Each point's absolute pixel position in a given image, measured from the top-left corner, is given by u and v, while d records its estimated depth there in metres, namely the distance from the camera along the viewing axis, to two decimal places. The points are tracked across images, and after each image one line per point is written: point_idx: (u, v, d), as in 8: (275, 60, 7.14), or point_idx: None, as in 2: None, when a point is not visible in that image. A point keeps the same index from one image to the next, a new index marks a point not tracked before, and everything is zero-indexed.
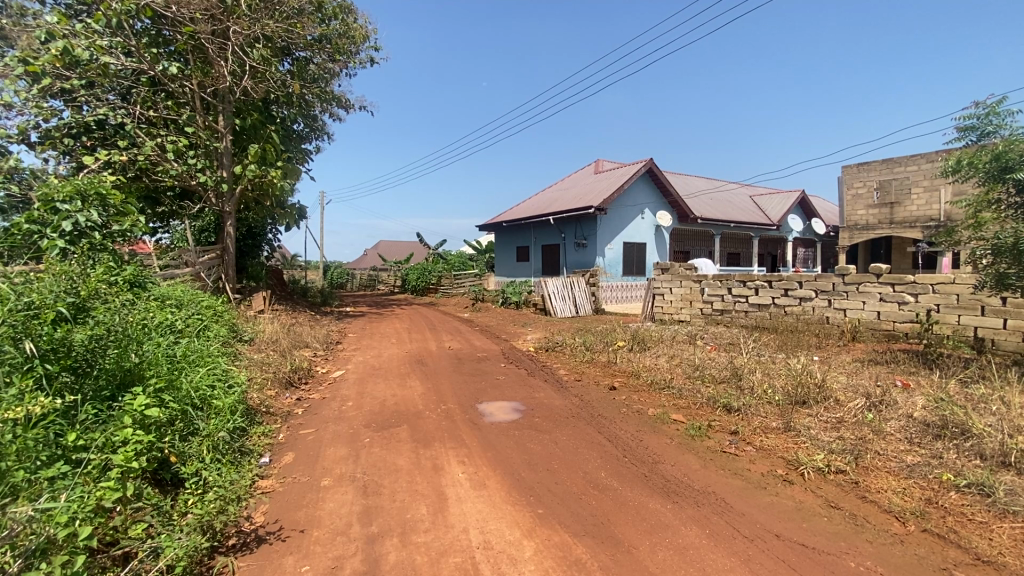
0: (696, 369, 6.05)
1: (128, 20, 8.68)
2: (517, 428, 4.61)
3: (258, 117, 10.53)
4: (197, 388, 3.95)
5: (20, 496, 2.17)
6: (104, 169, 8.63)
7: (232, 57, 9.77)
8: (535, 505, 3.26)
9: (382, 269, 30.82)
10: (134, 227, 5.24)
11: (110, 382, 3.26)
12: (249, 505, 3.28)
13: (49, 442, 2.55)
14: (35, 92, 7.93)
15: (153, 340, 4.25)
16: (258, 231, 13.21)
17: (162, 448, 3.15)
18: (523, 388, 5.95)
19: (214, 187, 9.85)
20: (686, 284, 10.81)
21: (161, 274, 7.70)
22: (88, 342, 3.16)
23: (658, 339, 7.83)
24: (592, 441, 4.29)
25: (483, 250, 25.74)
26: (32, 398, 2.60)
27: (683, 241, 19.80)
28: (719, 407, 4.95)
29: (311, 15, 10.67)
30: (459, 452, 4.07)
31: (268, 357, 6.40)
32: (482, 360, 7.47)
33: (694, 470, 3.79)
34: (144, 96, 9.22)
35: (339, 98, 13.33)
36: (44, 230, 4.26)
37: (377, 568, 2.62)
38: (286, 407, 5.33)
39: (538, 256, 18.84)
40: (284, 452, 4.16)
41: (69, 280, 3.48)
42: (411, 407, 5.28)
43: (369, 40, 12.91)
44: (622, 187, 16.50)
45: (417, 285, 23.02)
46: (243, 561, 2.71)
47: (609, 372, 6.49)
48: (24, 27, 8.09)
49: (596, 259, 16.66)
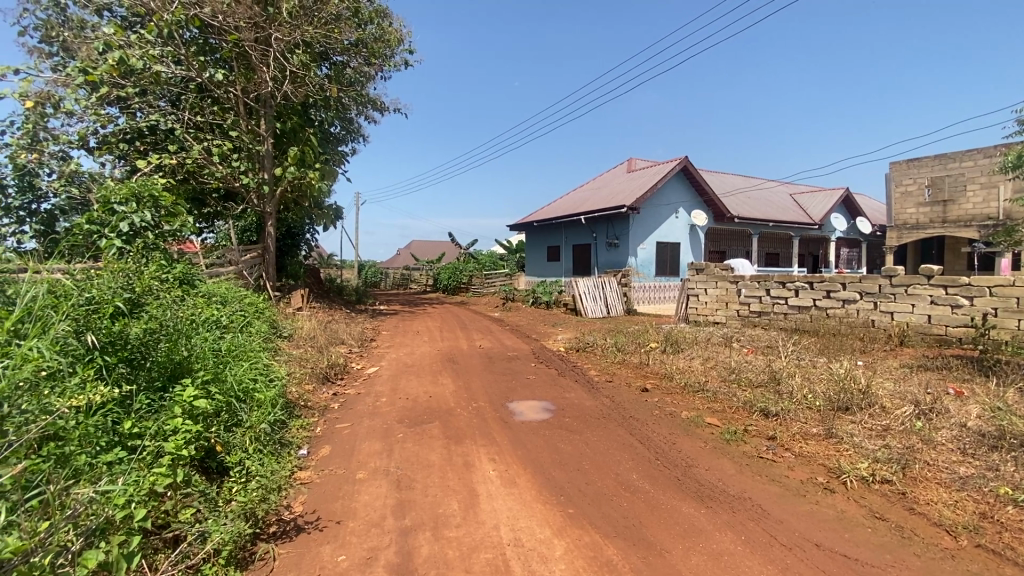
0: (732, 373, 5.89)
1: (177, 30, 9.14)
2: (547, 427, 4.61)
3: (297, 120, 10.89)
4: (241, 381, 4.12)
5: (82, 478, 2.35)
6: (156, 172, 9.11)
7: (273, 63, 10.08)
8: (566, 505, 3.25)
9: (415, 267, 31.27)
10: (184, 228, 5.51)
11: (162, 373, 3.45)
12: (288, 495, 3.40)
13: (107, 428, 2.72)
14: (93, 100, 8.41)
15: (201, 335, 4.45)
16: (297, 231, 13.62)
17: (209, 437, 3.30)
18: (553, 388, 5.94)
19: (255, 188, 10.26)
20: (722, 285, 10.51)
21: (208, 271, 8.03)
22: (143, 336, 3.35)
23: (693, 340, 7.69)
24: (623, 443, 4.25)
25: (514, 250, 25.70)
26: (93, 386, 2.79)
27: (719, 241, 19.28)
28: (756, 412, 4.83)
29: (349, 19, 10.92)
30: (489, 451, 4.09)
31: (306, 353, 6.61)
32: (513, 360, 7.48)
33: (729, 476, 3.70)
34: (192, 102, 9.68)
35: (374, 100, 13.55)
36: (102, 230, 4.62)
37: (410, 561, 2.67)
38: (323, 401, 5.51)
39: (569, 255, 18.75)
40: (322, 445, 4.30)
41: (125, 277, 3.68)
42: (443, 405, 5.34)
43: (404, 43, 13.10)
44: (656, 186, 16.19)
45: (449, 284, 23.27)
46: (283, 549, 2.81)
47: (641, 374, 6.41)
48: (83, 40, 8.65)
49: (628, 259, 16.43)
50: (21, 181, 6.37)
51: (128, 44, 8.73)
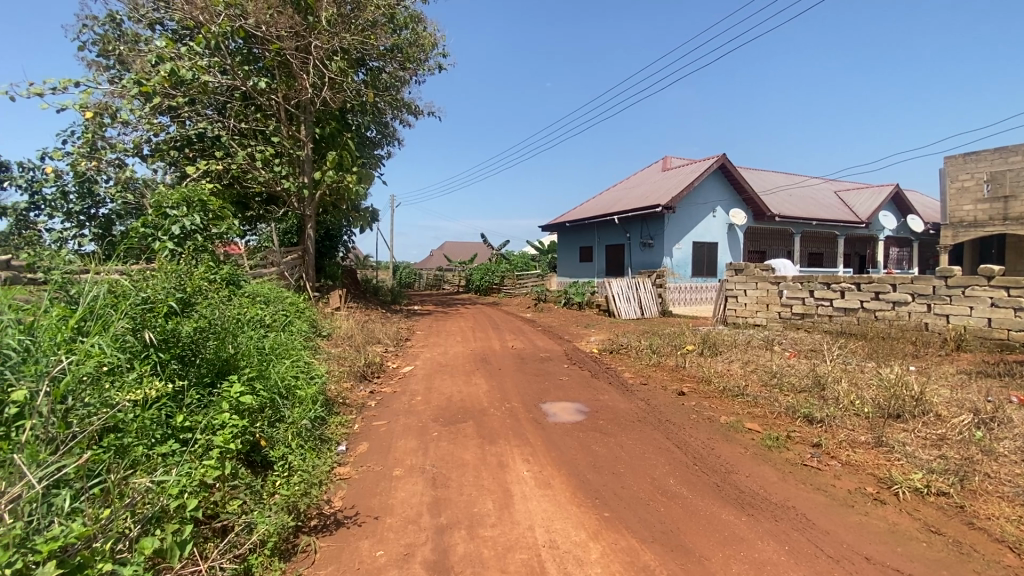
0: (773, 377, 5.69)
1: (224, 41, 9.55)
2: (580, 429, 4.58)
3: (335, 125, 11.16)
4: (284, 378, 4.27)
5: (140, 469, 2.49)
6: (204, 178, 9.55)
7: (313, 70, 10.40)
8: (601, 508, 3.21)
9: (448, 268, 31.62)
10: (229, 231, 5.75)
11: (211, 370, 3.60)
12: (328, 490, 3.50)
13: (161, 422, 2.87)
14: (147, 110, 8.91)
15: (246, 333, 4.64)
16: (335, 233, 14.00)
17: (254, 432, 3.42)
18: (587, 389, 5.89)
19: (296, 192, 10.62)
20: (762, 286, 10.17)
21: (251, 272, 8.35)
22: (194, 334, 3.50)
23: (732, 343, 7.48)
24: (660, 447, 4.17)
25: (546, 250, 25.63)
26: (149, 381, 2.94)
27: (758, 241, 18.70)
28: (799, 418, 4.65)
29: (385, 25, 11.15)
30: (523, 451, 4.10)
31: (344, 351, 6.79)
32: (546, 361, 7.47)
33: (771, 483, 3.58)
34: (237, 110, 10.11)
35: (409, 104, 13.80)
36: (156, 233, 4.90)
37: (446, 559, 2.70)
38: (361, 399, 5.64)
39: (602, 256, 18.57)
40: (359, 442, 4.40)
41: (178, 278, 3.85)
42: (477, 404, 5.37)
43: (438, 47, 13.28)
44: (692, 185, 15.83)
45: (481, 285, 23.42)
46: (324, 542, 2.90)
47: (677, 377, 6.28)
48: (137, 53, 9.17)
49: (663, 260, 16.13)
50: (82, 188, 6.81)
51: (179, 57, 9.20)
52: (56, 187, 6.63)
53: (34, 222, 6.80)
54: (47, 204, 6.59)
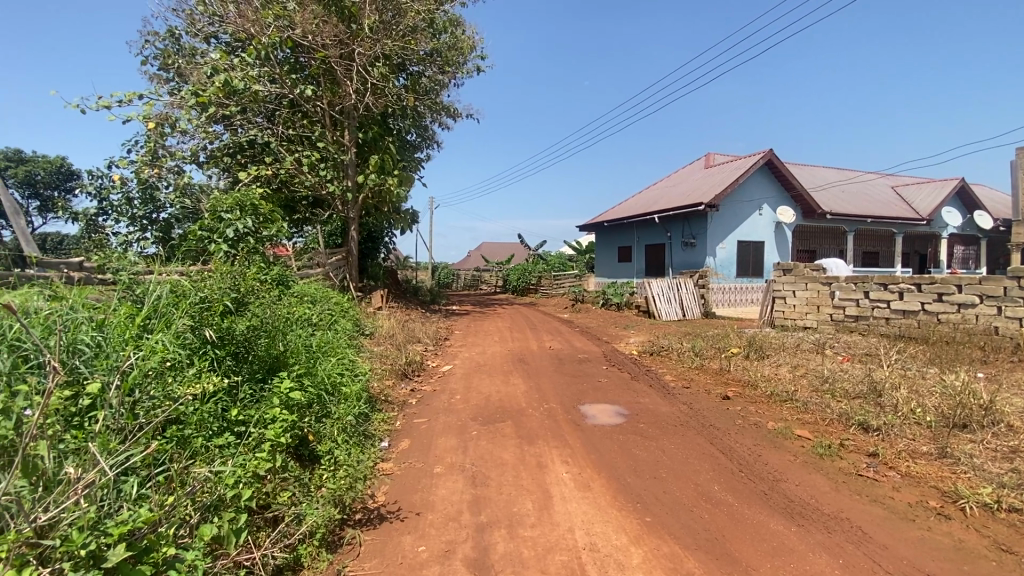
0: (824, 383, 5.44)
1: (273, 51, 9.96)
2: (620, 432, 4.52)
3: (377, 130, 11.41)
4: (330, 376, 4.41)
5: (199, 459, 2.64)
6: (254, 183, 10.00)
7: (356, 76, 10.68)
8: (643, 513, 3.16)
9: (486, 269, 31.89)
10: (279, 233, 5.99)
11: (263, 366, 3.76)
12: (372, 484, 3.59)
13: (218, 415, 3.02)
14: (203, 120, 9.42)
15: (295, 332, 4.82)
16: (377, 235, 14.36)
17: (302, 427, 3.55)
18: (627, 392, 5.80)
19: (340, 196, 10.96)
20: (812, 287, 9.73)
21: (299, 272, 8.68)
22: (247, 332, 3.66)
23: (779, 346, 7.19)
24: (703, 453, 4.06)
25: (584, 250, 25.39)
26: (207, 376, 3.11)
27: (807, 240, 17.91)
28: (854, 426, 4.42)
29: (424, 30, 11.37)
30: (563, 452, 4.08)
31: (386, 350, 6.96)
32: (585, 362, 7.40)
33: (823, 493, 3.42)
34: (285, 117, 10.53)
35: (448, 107, 14.00)
36: (212, 236, 5.20)
37: (486, 557, 2.73)
38: (402, 396, 5.76)
39: (642, 256, 18.26)
40: (401, 439, 4.50)
41: (233, 278, 4.00)
42: (515, 404, 5.39)
43: (476, 49, 13.41)
44: (737, 182, 15.32)
45: (518, 285, 23.48)
46: (368, 535, 2.98)
47: (721, 381, 6.09)
48: (195, 66, 9.71)
49: (705, 260, 15.69)
50: (145, 195, 7.25)
51: (232, 68, 9.67)
52: (122, 194, 7.10)
53: (102, 226, 7.30)
54: (114, 210, 7.07)
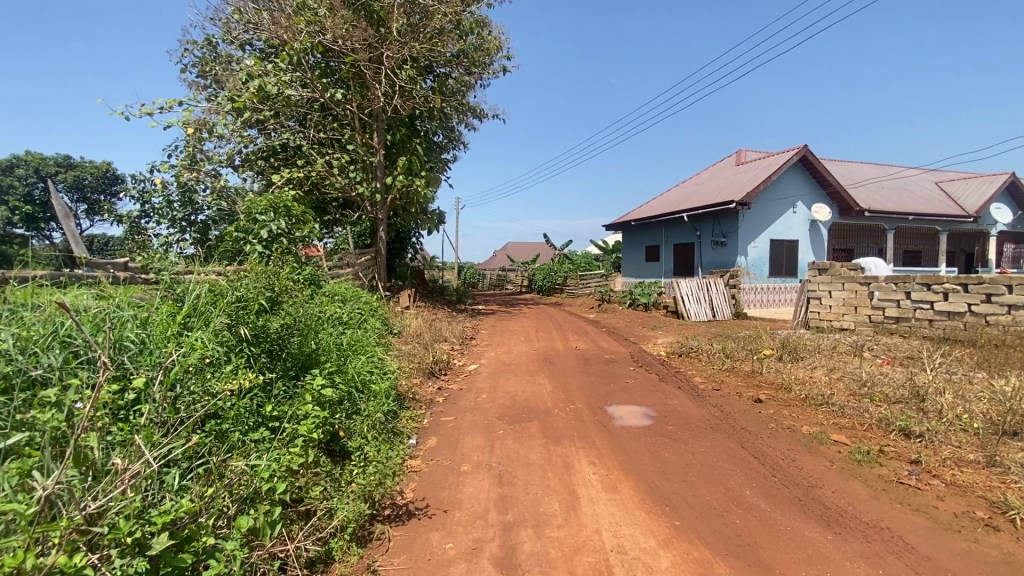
0: (863, 387, 5.24)
1: (304, 57, 10.21)
2: (648, 434, 4.46)
3: (405, 132, 11.56)
4: (360, 373, 4.49)
5: (236, 452, 2.74)
6: (287, 185, 10.28)
7: (384, 79, 10.84)
8: (671, 516, 3.11)
9: (512, 269, 31.98)
10: (311, 234, 6.14)
11: (296, 363, 3.86)
12: (401, 481, 3.64)
13: (254, 410, 3.12)
14: (238, 124, 9.75)
15: (327, 330, 4.94)
16: (405, 235, 14.56)
17: (333, 423, 3.62)
18: (655, 393, 5.72)
19: (369, 197, 11.16)
20: (850, 287, 9.39)
21: (329, 272, 8.87)
22: (282, 330, 3.76)
23: (814, 348, 6.97)
24: (735, 456, 3.97)
25: (610, 249, 25.13)
26: (243, 373, 3.21)
27: (844, 238, 17.30)
28: (894, 432, 4.26)
29: (451, 32, 11.48)
30: (590, 453, 4.06)
31: (413, 348, 7.04)
32: (611, 362, 7.34)
33: (861, 501, 3.30)
34: (316, 121, 10.79)
35: (475, 108, 14.09)
36: (247, 236, 5.40)
37: (513, 556, 2.73)
38: (429, 395, 5.83)
39: (670, 255, 17.98)
40: (428, 436, 4.55)
41: (268, 278, 4.07)
42: (541, 404, 5.38)
43: (503, 50, 13.45)
44: (770, 179, 14.91)
45: (544, 285, 23.44)
46: (396, 531, 3.02)
47: (753, 383, 5.94)
48: (231, 72, 10.05)
49: (736, 259, 15.33)
50: (184, 197, 7.54)
51: (266, 74, 9.97)
52: (163, 197, 7.40)
53: (144, 228, 7.62)
54: (155, 212, 7.38)
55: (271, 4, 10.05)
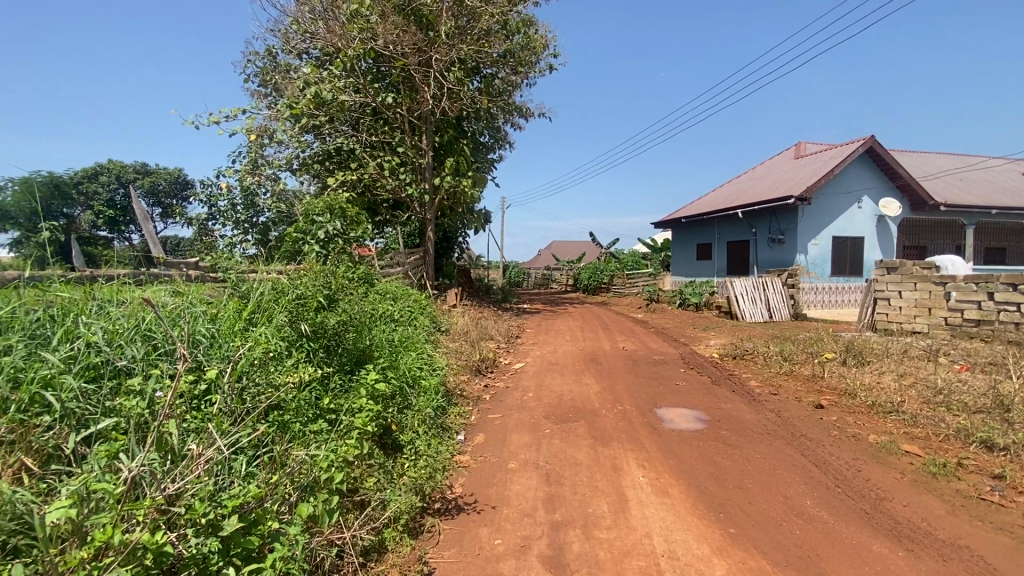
0: (938, 395, 4.88)
1: (357, 63, 10.55)
2: (700, 438, 4.33)
3: (453, 133, 11.73)
4: (411, 369, 4.61)
5: (297, 442, 2.88)
6: (341, 187, 10.67)
7: (433, 82, 11.03)
8: (726, 523, 3.01)
9: (557, 268, 31.82)
10: (364, 234, 6.36)
11: (351, 358, 4.01)
12: (450, 476, 3.71)
13: (312, 402, 3.27)
14: (295, 130, 10.24)
15: (379, 327, 5.10)
16: (452, 235, 14.79)
17: (386, 417, 3.74)
18: (707, 396, 5.54)
19: (418, 198, 11.41)
20: (923, 287, 8.74)
21: (380, 270, 9.14)
22: (338, 327, 3.92)
23: (882, 352, 6.54)
24: (794, 464, 3.79)
25: (659, 248, 24.52)
26: (303, 367, 3.37)
27: (916, 235, 16.11)
28: (974, 444, 3.94)
29: (498, 32, 11.57)
30: (639, 456, 3.99)
31: (460, 346, 7.15)
32: (661, 364, 7.17)
33: (936, 517, 3.07)
34: (368, 125, 11.14)
35: (521, 107, 14.13)
36: (305, 237, 5.69)
37: (562, 555, 2.73)
38: (476, 392, 5.90)
39: (723, 254, 17.36)
40: (476, 433, 4.61)
41: (326, 277, 4.25)
42: (588, 404, 5.34)
43: (549, 47, 13.41)
44: (832, 172, 14.10)
45: (590, 284, 23.18)
46: (446, 524, 3.08)
47: (814, 388, 5.64)
48: (290, 81, 10.56)
49: (794, 257, 14.59)
50: (247, 200, 7.96)
51: (322, 81, 10.39)
52: (228, 200, 7.85)
53: (211, 229, 8.11)
54: (221, 215, 7.83)
55: (326, 14, 10.46)
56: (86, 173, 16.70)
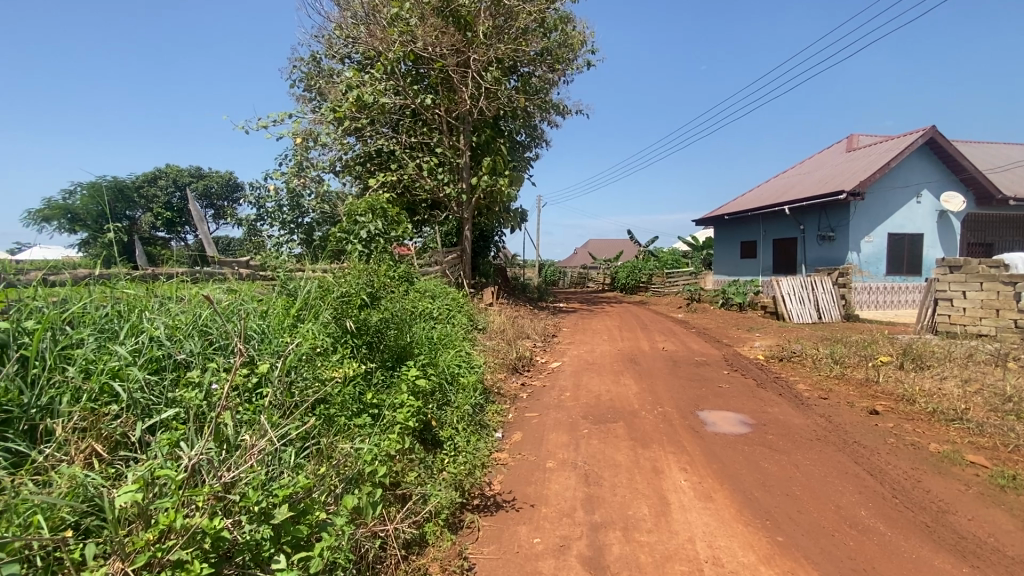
0: (1007, 403, 4.56)
1: (397, 66, 10.76)
2: (745, 442, 4.20)
3: (490, 133, 11.80)
4: (450, 366, 4.67)
5: (343, 435, 2.96)
6: (381, 188, 10.92)
7: (471, 82, 11.13)
8: (774, 531, 2.90)
9: (594, 267, 31.50)
10: (404, 233, 6.50)
11: (393, 355, 4.10)
12: (489, 473, 3.74)
13: (356, 397, 3.36)
14: (338, 133, 10.56)
15: (419, 325, 5.20)
16: (488, 234, 14.88)
17: (427, 412, 3.80)
18: (751, 399, 5.36)
19: (456, 198, 11.55)
20: (990, 286, 8.16)
21: (419, 269, 9.30)
22: (381, 324, 4.01)
23: (944, 356, 6.16)
24: (847, 472, 3.62)
25: (700, 246, 23.86)
26: (347, 363, 3.47)
27: (982, 231, 15.05)
28: None
29: (535, 30, 11.57)
30: (680, 459, 3.90)
31: (497, 344, 7.19)
32: (702, 365, 6.99)
33: (1007, 533, 2.87)
34: (407, 126, 11.34)
35: (558, 105, 14.07)
36: (348, 236, 5.89)
37: (601, 557, 2.70)
38: (514, 390, 5.92)
39: (768, 252, 16.75)
40: (514, 431, 4.63)
41: (369, 275, 4.36)
42: (627, 405, 5.26)
43: (587, 44, 13.29)
44: (889, 165, 13.33)
45: (627, 283, 22.83)
46: (485, 521, 3.11)
47: (867, 393, 5.37)
48: (333, 85, 10.88)
49: (846, 255, 13.90)
50: (293, 202, 8.27)
51: (363, 84, 10.65)
52: (275, 202, 8.17)
53: (260, 230, 8.45)
54: (269, 216, 8.16)
55: (368, 18, 10.73)
56: (145, 179, 17.72)
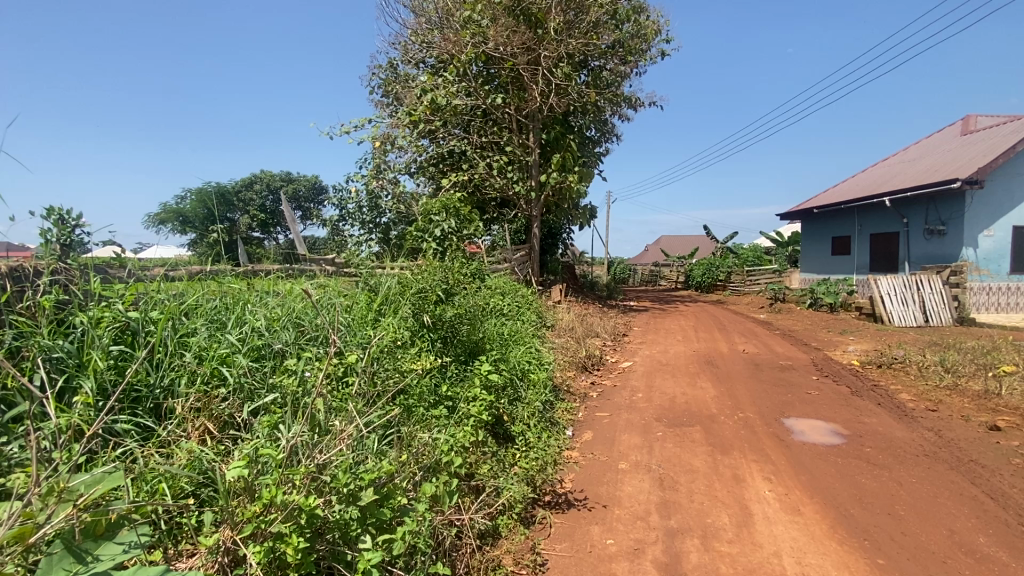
0: None
1: (468, 67, 10.97)
2: (837, 454, 3.89)
3: (560, 129, 11.72)
4: (520, 363, 4.71)
5: (422, 425, 3.09)
6: (453, 188, 11.21)
7: (541, 79, 11.12)
8: (873, 552, 2.67)
9: (667, 264, 30.39)
10: (475, 231, 6.63)
11: (466, 349, 4.20)
12: (560, 470, 3.74)
13: (432, 389, 3.49)
14: (413, 136, 10.96)
15: (491, 321, 5.28)
16: (557, 231, 14.83)
17: (498, 407, 3.86)
18: (844, 408, 4.94)
19: (525, 195, 11.63)
20: None
21: (489, 267, 9.45)
22: (455, 319, 4.12)
23: None
24: (960, 493, 3.24)
25: (784, 241, 22.29)
26: (423, 357, 3.60)
27: None
28: None
29: (607, 22, 11.35)
30: (764, 467, 3.68)
31: (567, 342, 7.15)
32: (787, 369, 6.54)
33: None
34: (478, 126, 11.52)
35: (630, 98, 13.71)
36: (424, 234, 6.11)
37: (679, 564, 2.62)
38: (583, 389, 5.86)
39: (864, 248, 15.32)
40: (584, 430, 4.58)
41: (444, 272, 4.49)
42: (704, 409, 5.05)
43: (661, 33, 12.83)
44: (1016, 149, 11.72)
45: (703, 281, 21.81)
46: (557, 518, 3.12)
47: (985, 406, 4.78)
48: (408, 89, 11.30)
49: (959, 251, 12.40)
50: (371, 203, 8.70)
51: (437, 87, 10.97)
52: (355, 203, 8.61)
53: (342, 229, 8.96)
54: (350, 217, 8.62)
55: (442, 23, 11.05)
56: (243, 184, 19.37)
